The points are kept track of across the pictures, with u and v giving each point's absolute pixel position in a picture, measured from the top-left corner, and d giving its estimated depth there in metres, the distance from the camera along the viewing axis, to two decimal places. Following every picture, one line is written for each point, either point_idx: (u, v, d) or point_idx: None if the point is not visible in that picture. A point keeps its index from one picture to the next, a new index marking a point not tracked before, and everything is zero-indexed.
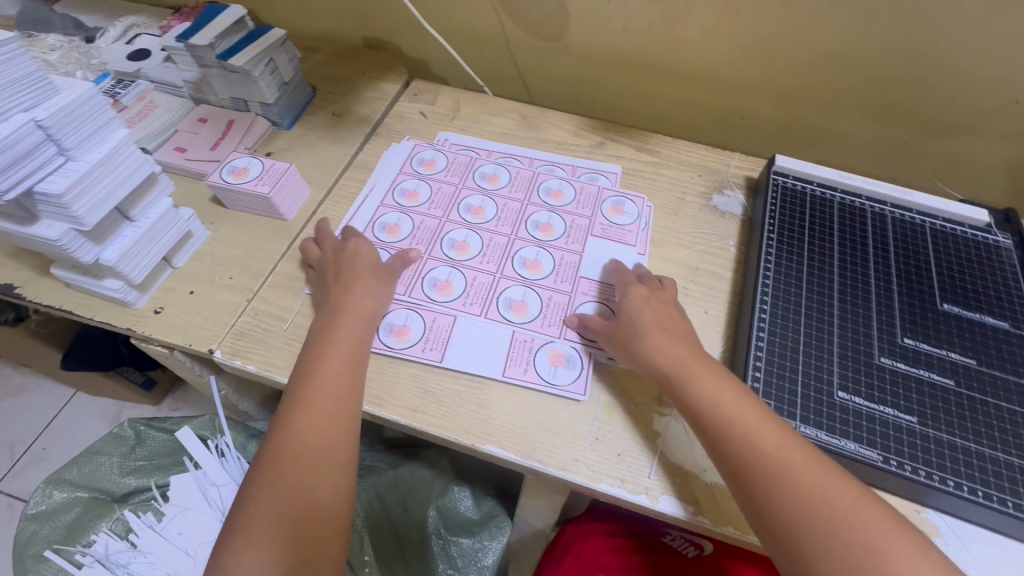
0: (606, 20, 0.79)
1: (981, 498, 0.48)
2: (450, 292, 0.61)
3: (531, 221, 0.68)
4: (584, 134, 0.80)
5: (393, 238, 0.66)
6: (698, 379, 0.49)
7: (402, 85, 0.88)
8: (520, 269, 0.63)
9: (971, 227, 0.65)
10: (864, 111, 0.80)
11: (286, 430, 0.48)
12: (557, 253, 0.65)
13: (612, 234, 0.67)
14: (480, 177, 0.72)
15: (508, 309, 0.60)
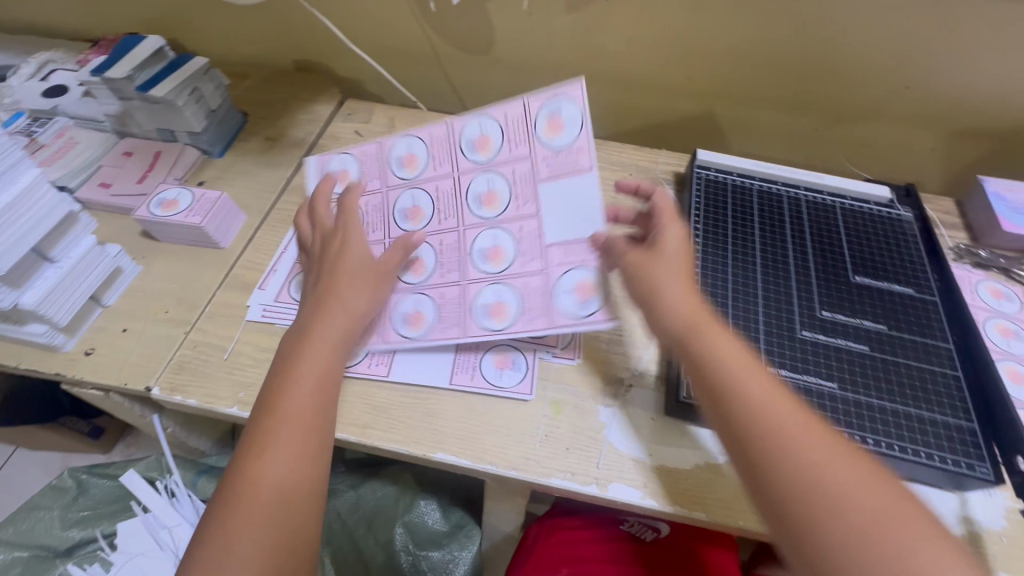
0: (528, 32, 0.82)
1: (899, 452, 0.51)
2: (419, 322, 0.58)
3: (476, 199, 0.60)
4: None
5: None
6: (715, 342, 0.45)
7: (336, 105, 0.89)
8: (483, 266, 0.58)
9: (876, 204, 0.70)
10: (776, 103, 0.85)
11: (253, 454, 0.45)
12: (515, 221, 0.58)
13: (561, 169, 0.56)
14: (403, 174, 0.64)
15: (487, 318, 0.57)
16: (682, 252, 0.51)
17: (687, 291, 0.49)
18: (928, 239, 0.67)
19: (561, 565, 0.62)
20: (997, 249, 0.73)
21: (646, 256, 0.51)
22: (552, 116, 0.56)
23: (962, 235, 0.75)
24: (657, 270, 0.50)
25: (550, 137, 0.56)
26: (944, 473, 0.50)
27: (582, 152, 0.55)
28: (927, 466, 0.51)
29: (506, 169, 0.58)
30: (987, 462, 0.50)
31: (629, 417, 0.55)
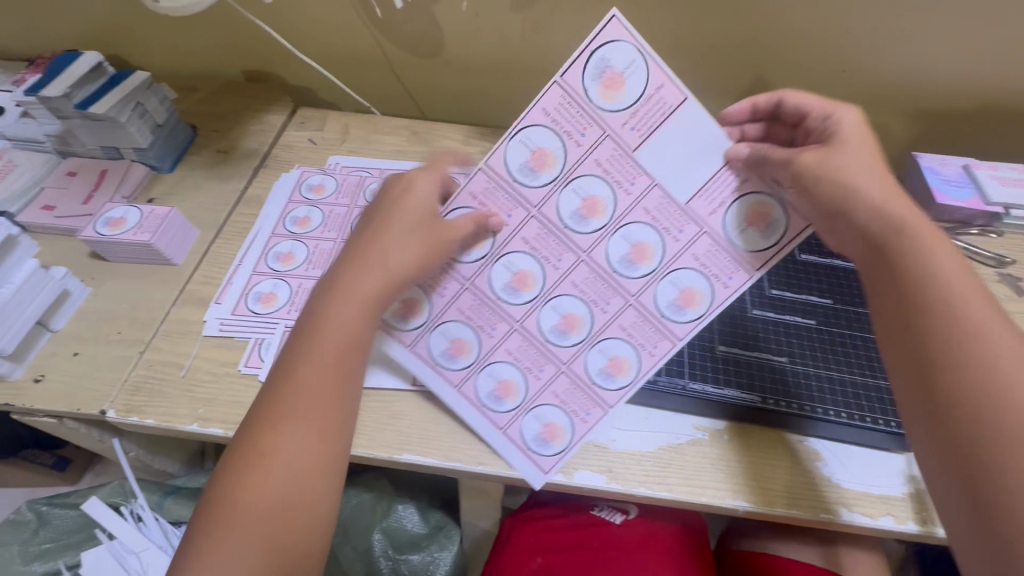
0: (477, 33, 0.83)
1: (846, 418, 0.54)
2: (610, 366, 0.53)
3: (592, 199, 0.50)
4: (474, 143, 0.83)
5: (514, 403, 0.54)
6: (921, 246, 0.40)
7: (289, 114, 0.88)
8: (634, 271, 0.51)
9: None
10: (724, 92, 0.87)
11: (274, 418, 0.42)
12: (642, 205, 0.50)
13: (651, 116, 0.48)
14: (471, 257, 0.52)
15: (681, 311, 0.51)
16: (870, 147, 0.44)
17: (891, 189, 0.42)
18: None
19: (534, 553, 0.63)
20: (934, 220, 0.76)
21: (821, 151, 0.44)
22: (603, 77, 0.47)
23: None
24: (843, 165, 0.43)
25: (619, 94, 0.47)
26: (887, 434, 0.54)
27: (661, 81, 0.47)
28: (872, 430, 0.54)
29: (598, 164, 0.49)
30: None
31: None
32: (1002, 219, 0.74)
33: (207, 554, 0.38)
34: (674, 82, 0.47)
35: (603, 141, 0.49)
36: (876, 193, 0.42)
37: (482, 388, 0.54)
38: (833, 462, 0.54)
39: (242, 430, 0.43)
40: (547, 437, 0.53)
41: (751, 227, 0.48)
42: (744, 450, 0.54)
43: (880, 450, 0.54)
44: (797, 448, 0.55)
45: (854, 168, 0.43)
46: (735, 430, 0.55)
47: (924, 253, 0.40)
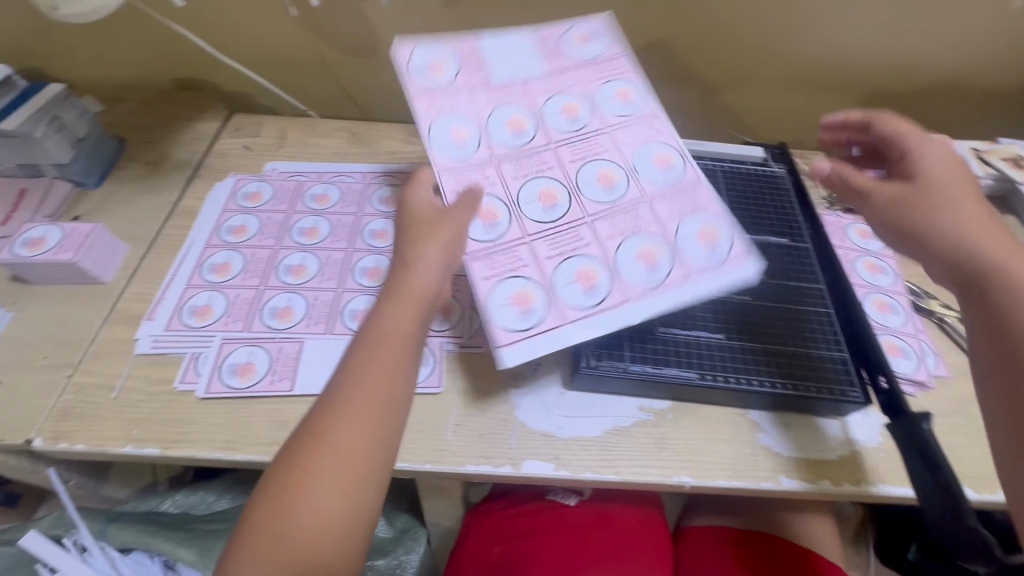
0: (412, 30, 0.82)
1: (782, 388, 0.55)
2: (654, 166, 0.60)
3: (523, 112, 0.61)
4: (415, 141, 0.83)
5: (605, 280, 0.55)
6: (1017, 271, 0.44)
7: (223, 121, 0.85)
8: (362, 278, 0.64)
9: (753, 163, 0.76)
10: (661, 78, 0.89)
11: (329, 412, 0.44)
12: (555, 88, 0.63)
13: (539, 50, 0.64)
14: (501, 219, 0.56)
15: (614, 95, 0.63)
16: (957, 174, 0.50)
17: (980, 226, 0.47)
18: (801, 189, 0.73)
19: (494, 542, 0.66)
20: None
21: (914, 195, 0.49)
22: (432, 70, 0.61)
23: None
24: (928, 201, 0.48)
25: (466, 64, 0.62)
26: (821, 401, 0.55)
27: (471, 48, 0.63)
28: (807, 398, 0.55)
29: (503, 94, 0.62)
30: (857, 386, 0.56)
31: (538, 396, 0.57)
32: None
33: (254, 539, 0.40)
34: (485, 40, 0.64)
35: (484, 78, 0.62)
36: (961, 221, 0.47)
37: (642, 273, 0.55)
38: (772, 432, 0.56)
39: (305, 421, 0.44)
40: (647, 258, 0.56)
41: (585, 44, 0.65)
42: (688, 428, 0.56)
43: (811, 417, 0.57)
44: (737, 421, 0.57)
45: (938, 198, 0.48)
46: (679, 409, 0.57)
47: (1010, 282, 0.44)
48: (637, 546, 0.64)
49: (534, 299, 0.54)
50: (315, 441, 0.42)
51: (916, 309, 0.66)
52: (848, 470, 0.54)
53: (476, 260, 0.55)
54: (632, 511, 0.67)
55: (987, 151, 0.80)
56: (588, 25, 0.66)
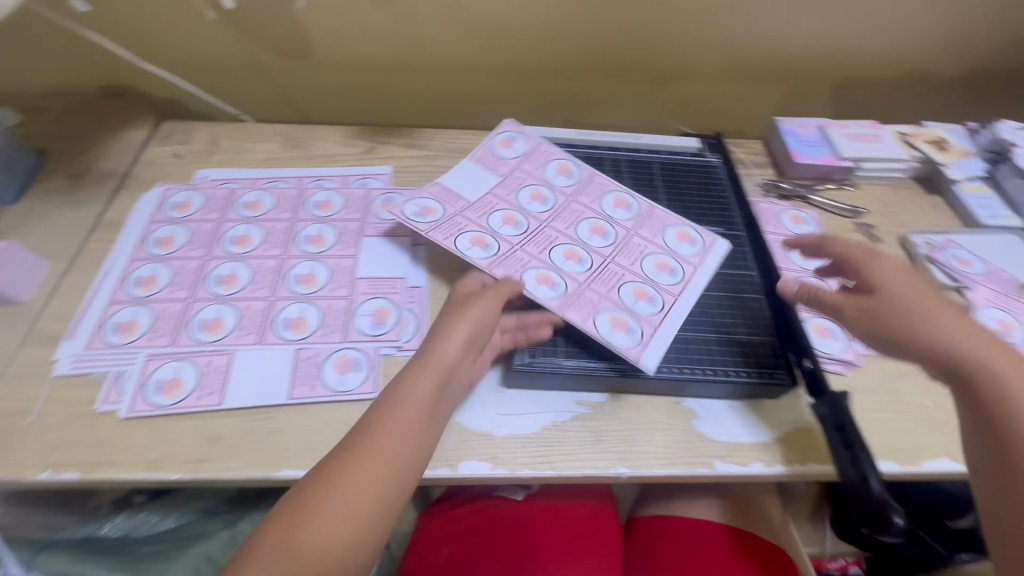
0: (345, 29, 0.81)
1: (713, 375, 0.57)
2: (617, 208, 0.68)
3: (509, 210, 0.65)
4: (354, 143, 0.81)
5: (657, 293, 0.60)
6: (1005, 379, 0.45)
7: (151, 128, 0.82)
8: (295, 287, 0.63)
9: (690, 154, 0.77)
10: (600, 72, 0.89)
11: (347, 456, 0.44)
12: (514, 186, 0.68)
13: (487, 162, 0.70)
14: (559, 280, 0.59)
15: (561, 170, 0.71)
16: (918, 287, 0.50)
17: (966, 342, 0.47)
18: (734, 177, 0.74)
19: (441, 543, 0.66)
20: (798, 180, 0.81)
21: (896, 316, 0.49)
22: (416, 206, 0.63)
23: (769, 171, 0.83)
24: (903, 316, 0.49)
25: (442, 197, 0.65)
26: (751, 385, 0.57)
27: (437, 187, 0.66)
28: (738, 383, 0.57)
29: (486, 204, 0.65)
30: (784, 368, 0.58)
31: (475, 395, 0.57)
32: (854, 173, 0.81)
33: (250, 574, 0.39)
34: (440, 178, 0.67)
35: (461, 202, 0.65)
36: (942, 338, 0.47)
37: (666, 281, 0.61)
38: (707, 418, 0.57)
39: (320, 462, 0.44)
40: (664, 264, 0.63)
41: (509, 147, 0.73)
42: (625, 419, 0.57)
43: (744, 402, 0.58)
44: (674, 410, 0.58)
45: (915, 316, 0.49)
46: (616, 401, 0.58)
47: (1000, 387, 0.45)
48: (583, 540, 0.65)
49: (630, 325, 0.57)
50: (329, 486, 0.42)
51: None
52: (779, 451, 0.55)
53: (569, 312, 0.56)
54: (580, 505, 0.68)
55: (912, 134, 0.83)
56: (507, 131, 0.75)
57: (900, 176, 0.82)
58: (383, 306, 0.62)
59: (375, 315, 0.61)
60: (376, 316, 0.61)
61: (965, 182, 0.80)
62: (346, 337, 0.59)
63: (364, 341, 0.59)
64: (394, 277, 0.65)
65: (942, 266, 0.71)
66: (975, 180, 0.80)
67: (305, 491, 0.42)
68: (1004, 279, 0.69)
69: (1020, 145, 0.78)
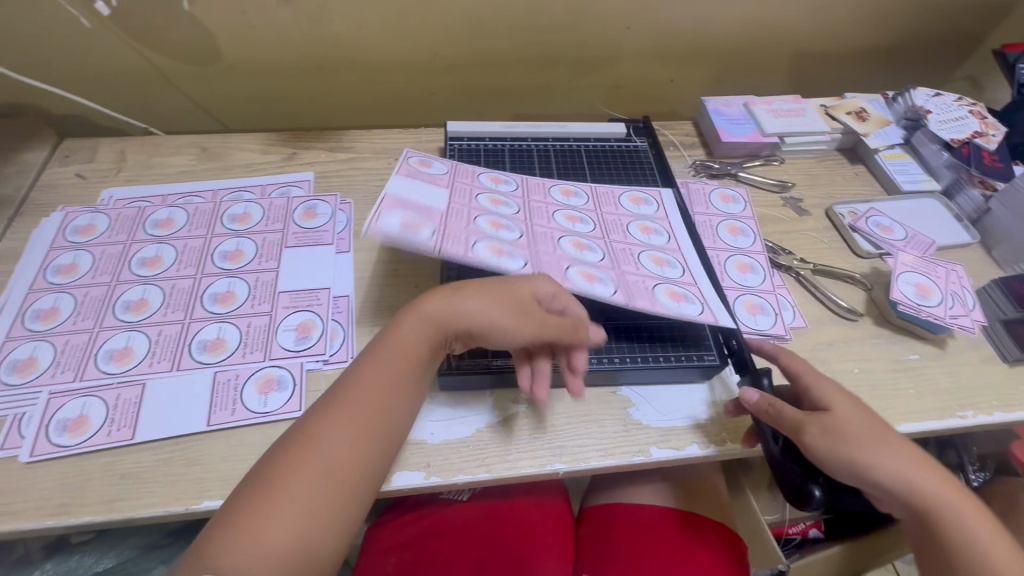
0: (253, 32, 0.77)
1: (646, 362, 0.57)
2: (565, 193, 0.68)
3: (486, 217, 0.60)
4: (273, 150, 0.78)
5: (670, 260, 0.62)
6: (939, 498, 0.48)
7: (51, 148, 0.76)
8: (212, 307, 0.60)
9: (616, 139, 0.79)
10: (526, 62, 0.88)
11: (322, 416, 0.45)
12: (468, 196, 0.62)
13: (420, 178, 0.62)
14: (600, 274, 0.57)
15: (497, 178, 0.68)
16: (864, 413, 0.49)
17: (915, 473, 0.48)
18: (659, 160, 0.76)
19: (390, 553, 0.64)
20: (727, 159, 0.82)
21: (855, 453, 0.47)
22: (401, 221, 0.53)
23: (700, 152, 0.83)
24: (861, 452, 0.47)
25: (419, 211, 0.56)
26: (684, 368, 0.57)
27: (392, 200, 0.56)
28: (668, 367, 0.57)
29: (463, 213, 0.59)
30: (713, 350, 0.59)
31: None
32: (781, 148, 0.82)
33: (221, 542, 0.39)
34: (386, 190, 0.57)
35: (436, 213, 0.57)
36: (887, 468, 0.47)
37: (659, 244, 0.64)
38: (642, 405, 0.57)
39: (293, 426, 0.45)
40: (648, 230, 0.65)
41: (430, 167, 0.65)
42: (560, 413, 0.56)
43: (679, 384, 0.58)
44: (610, 400, 0.57)
45: (867, 447, 0.47)
46: (550, 397, 0.57)
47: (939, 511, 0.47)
48: (531, 535, 0.65)
49: (683, 293, 0.58)
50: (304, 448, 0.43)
51: (773, 265, 0.70)
52: (713, 432, 0.56)
53: (638, 300, 0.55)
54: (528, 500, 0.68)
55: (833, 106, 0.84)
56: (411, 158, 0.65)
57: (825, 148, 0.83)
58: (307, 319, 0.60)
59: (298, 329, 0.59)
60: (300, 330, 0.59)
61: (885, 150, 0.82)
62: (267, 356, 0.57)
63: (286, 358, 0.57)
64: (319, 287, 0.63)
65: (865, 234, 0.73)
66: (894, 147, 0.82)
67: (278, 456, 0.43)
68: (924, 243, 0.71)
69: (934, 112, 0.80)
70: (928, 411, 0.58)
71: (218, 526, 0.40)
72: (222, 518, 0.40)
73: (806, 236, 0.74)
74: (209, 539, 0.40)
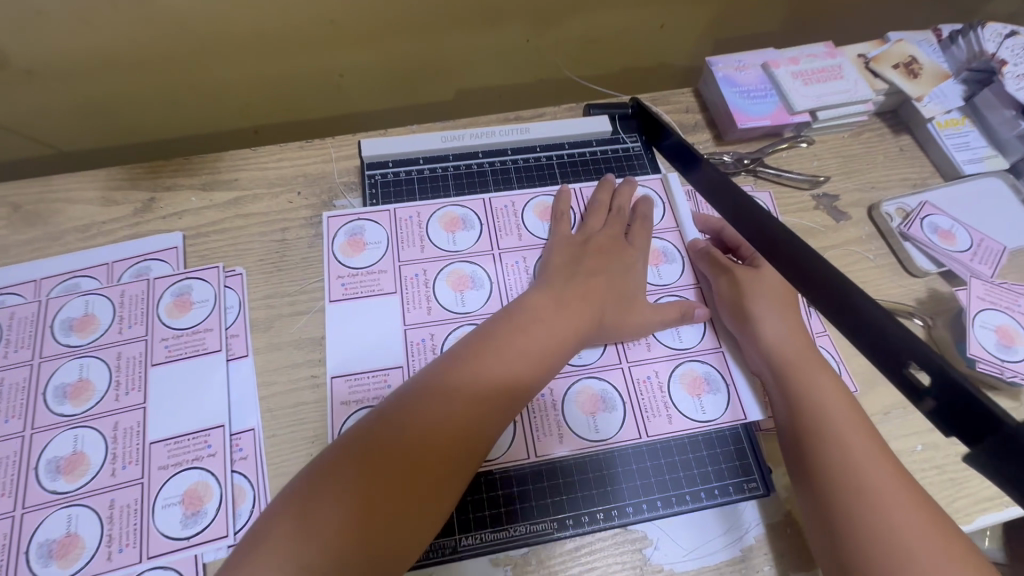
0: (41, 17, 0.51)
1: (665, 509, 0.44)
2: (543, 223, 0.54)
3: (454, 329, 0.49)
4: (119, 198, 0.55)
5: (677, 351, 0.49)
6: (809, 377, 0.43)
7: None
8: (52, 483, 0.42)
9: (598, 141, 0.60)
10: (462, 22, 0.63)
11: (473, 353, 0.40)
12: (424, 296, 0.50)
13: (361, 287, 0.50)
14: (603, 387, 0.47)
15: (443, 232, 0.53)
16: (787, 288, 0.49)
17: (795, 334, 0.46)
18: (656, 164, 0.59)
19: None
20: (739, 146, 0.63)
21: (742, 302, 0.48)
22: None
23: (705, 136, 0.63)
24: (754, 291, 0.48)
25: (374, 386, 0.46)
26: (717, 507, 0.45)
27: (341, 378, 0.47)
28: (699, 510, 0.45)
29: (425, 349, 0.48)
30: (754, 475, 0.46)
31: None
32: (810, 125, 0.62)
33: (263, 544, 0.32)
34: (327, 373, 0.47)
35: (396, 378, 0.46)
36: (777, 336, 0.46)
37: (671, 274, 0.52)
38: (662, 541, 0.43)
39: (442, 357, 0.41)
40: (656, 262, 0.53)
41: (363, 249, 0.52)
42: (557, 570, 0.42)
43: (719, 529, 0.44)
44: (629, 556, 0.43)
45: (762, 306, 0.47)
46: (543, 550, 0.43)
47: (806, 388, 0.42)
48: None
49: (705, 375, 0.48)
50: (439, 389, 0.38)
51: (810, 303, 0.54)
52: (755, 567, 0.43)
53: (649, 419, 0.46)
54: None
55: (877, 57, 0.63)
56: (341, 236, 0.52)
57: (865, 118, 0.64)
58: (196, 481, 0.43)
59: (184, 501, 0.42)
60: (187, 503, 0.42)
61: (940, 117, 0.63)
62: (145, 554, 0.40)
63: (172, 552, 0.41)
64: (207, 428, 0.45)
65: (919, 244, 0.57)
66: (951, 112, 0.63)
67: (343, 460, 0.34)
68: (994, 252, 0.55)
69: (1013, 61, 0.59)
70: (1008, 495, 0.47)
71: (262, 534, 0.32)
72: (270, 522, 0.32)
73: (847, 252, 0.58)
74: (250, 558, 0.31)
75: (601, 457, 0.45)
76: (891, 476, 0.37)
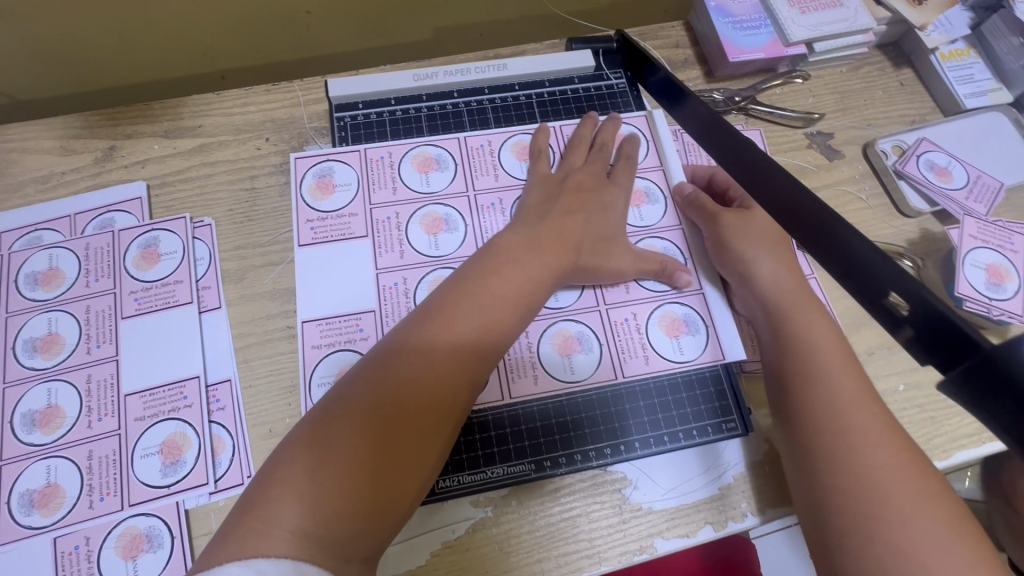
0: None
1: (643, 449, 0.44)
2: (520, 163, 0.52)
3: (428, 273, 0.47)
4: (78, 146, 0.52)
5: (656, 294, 0.48)
6: (802, 319, 0.42)
7: None
8: (27, 436, 0.42)
9: (580, 77, 0.57)
10: None
11: (447, 303, 0.38)
12: (396, 240, 0.48)
13: (333, 231, 0.48)
14: (580, 330, 0.46)
15: (415, 174, 0.51)
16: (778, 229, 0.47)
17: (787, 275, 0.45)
18: (639, 101, 0.56)
19: None
20: (730, 82, 0.60)
21: (737, 244, 0.47)
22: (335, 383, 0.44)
23: (695, 73, 0.60)
24: (749, 233, 0.47)
25: (345, 329, 0.45)
26: (696, 447, 0.45)
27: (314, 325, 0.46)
28: (678, 449, 0.45)
29: (398, 294, 0.47)
30: (732, 414, 0.46)
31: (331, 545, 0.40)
32: (805, 59, 0.59)
33: (256, 508, 0.30)
34: (299, 318, 0.46)
35: (368, 323, 0.46)
36: (770, 279, 0.45)
37: (652, 216, 0.51)
38: (641, 480, 0.44)
39: (414, 311, 0.39)
40: (637, 203, 0.51)
41: (333, 191, 0.50)
42: (536, 509, 0.42)
43: (698, 467, 0.44)
44: (609, 496, 0.43)
45: (757, 249, 0.46)
46: (523, 490, 0.43)
47: (798, 331, 0.42)
48: None
49: (685, 317, 0.47)
50: (416, 342, 0.37)
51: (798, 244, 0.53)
52: (733, 504, 0.43)
53: (626, 361, 0.46)
54: None
55: None
56: (312, 180, 0.50)
57: (865, 50, 0.60)
58: (173, 432, 0.43)
59: (162, 451, 0.42)
60: (165, 453, 0.42)
61: (944, 47, 0.59)
62: (126, 502, 0.41)
63: (153, 499, 0.41)
64: (181, 379, 0.44)
65: (914, 182, 0.55)
66: (956, 42, 0.60)
67: (325, 422, 0.33)
68: (991, 189, 0.54)
69: None
70: (987, 431, 0.47)
71: (253, 499, 0.30)
72: (260, 487, 0.31)
73: (840, 192, 0.56)
74: (242, 527, 0.29)
75: (579, 400, 0.45)
76: (870, 415, 0.37)
